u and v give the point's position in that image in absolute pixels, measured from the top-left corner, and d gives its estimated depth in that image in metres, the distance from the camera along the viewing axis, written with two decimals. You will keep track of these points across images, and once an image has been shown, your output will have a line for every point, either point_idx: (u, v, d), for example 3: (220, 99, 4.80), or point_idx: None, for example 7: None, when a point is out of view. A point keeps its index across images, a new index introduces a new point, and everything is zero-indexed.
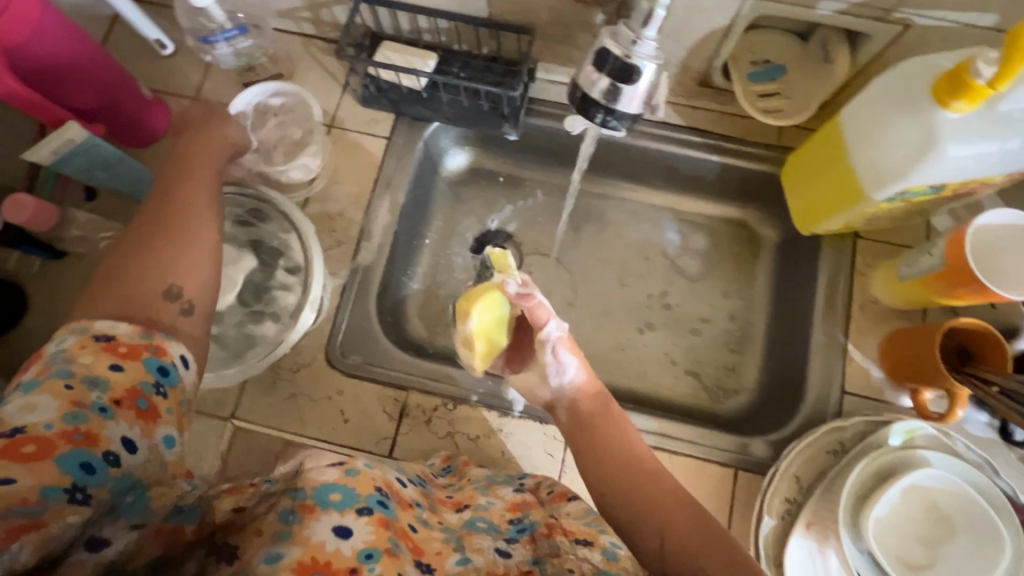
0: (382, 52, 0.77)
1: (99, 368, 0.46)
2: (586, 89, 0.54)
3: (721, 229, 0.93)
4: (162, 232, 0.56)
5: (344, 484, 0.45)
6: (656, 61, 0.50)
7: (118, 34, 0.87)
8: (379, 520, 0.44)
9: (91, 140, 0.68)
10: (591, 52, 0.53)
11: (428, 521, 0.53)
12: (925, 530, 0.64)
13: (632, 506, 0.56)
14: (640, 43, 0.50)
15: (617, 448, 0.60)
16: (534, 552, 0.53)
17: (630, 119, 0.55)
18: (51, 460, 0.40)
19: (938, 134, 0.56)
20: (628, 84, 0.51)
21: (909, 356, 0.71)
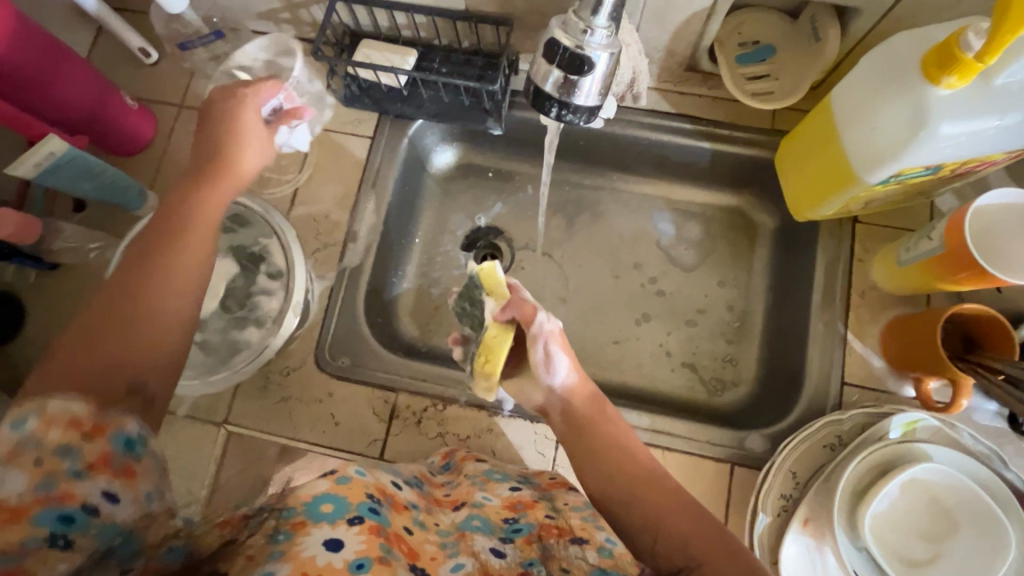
0: (361, 51, 0.76)
1: (69, 437, 0.44)
2: (539, 83, 0.51)
3: (716, 217, 0.90)
4: (164, 241, 0.54)
5: (335, 494, 0.48)
6: (610, 50, 0.48)
7: (103, 44, 0.88)
8: (370, 529, 0.46)
9: (73, 151, 0.69)
10: (542, 45, 0.50)
11: (425, 523, 0.54)
12: (926, 525, 0.62)
13: (632, 506, 0.54)
14: (591, 32, 0.48)
15: (611, 447, 0.59)
16: (528, 554, 0.52)
17: (588, 113, 0.52)
18: (26, 521, 0.41)
19: (930, 112, 0.53)
20: (581, 75, 0.49)
21: (911, 344, 0.68)
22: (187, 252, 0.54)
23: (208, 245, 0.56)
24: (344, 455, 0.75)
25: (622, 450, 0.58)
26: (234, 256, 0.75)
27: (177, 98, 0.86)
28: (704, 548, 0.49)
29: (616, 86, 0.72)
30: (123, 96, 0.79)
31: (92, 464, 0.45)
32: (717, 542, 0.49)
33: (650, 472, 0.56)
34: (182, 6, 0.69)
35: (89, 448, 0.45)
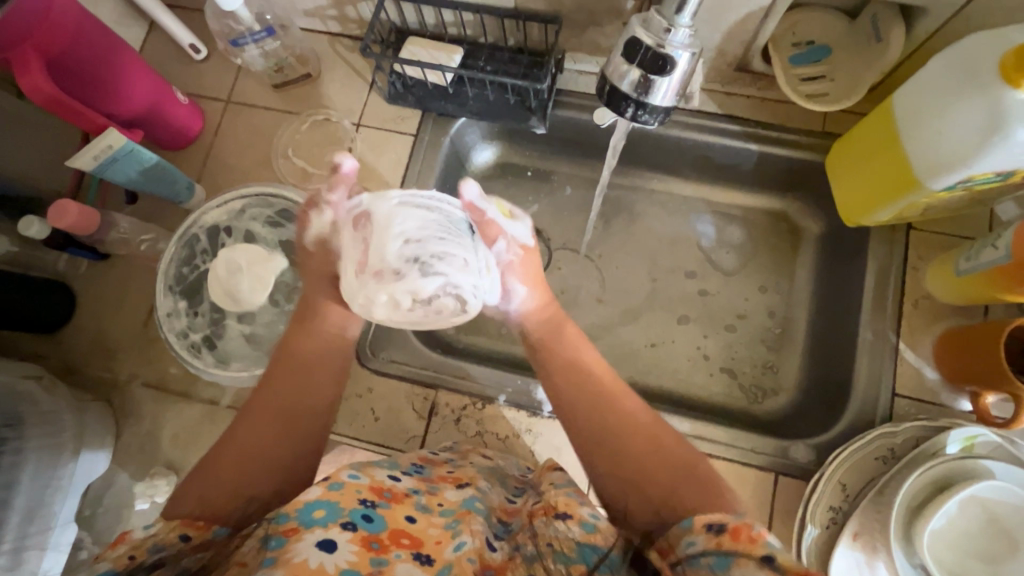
0: (408, 48, 0.77)
1: (172, 535, 0.46)
2: (614, 82, 0.51)
3: (758, 221, 0.88)
4: (286, 413, 0.60)
5: (327, 501, 0.48)
6: (691, 50, 0.48)
7: (155, 40, 0.90)
8: (361, 538, 0.46)
9: (130, 145, 0.70)
10: (620, 43, 0.50)
11: (427, 507, 0.52)
12: (988, 545, 0.60)
13: (598, 436, 0.58)
14: (674, 31, 0.47)
15: (572, 371, 0.64)
16: (517, 541, 0.52)
17: (663, 113, 0.52)
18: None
19: (1006, 116, 0.51)
20: (661, 76, 0.48)
21: (969, 357, 0.66)
22: (303, 426, 0.60)
23: (318, 422, 0.62)
24: (383, 451, 0.75)
25: (580, 375, 0.63)
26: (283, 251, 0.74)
27: (225, 93, 0.88)
28: (658, 463, 0.54)
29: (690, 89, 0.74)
30: (175, 93, 0.81)
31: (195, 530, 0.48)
32: (673, 453, 0.55)
33: (609, 390, 0.61)
34: (236, 4, 0.70)
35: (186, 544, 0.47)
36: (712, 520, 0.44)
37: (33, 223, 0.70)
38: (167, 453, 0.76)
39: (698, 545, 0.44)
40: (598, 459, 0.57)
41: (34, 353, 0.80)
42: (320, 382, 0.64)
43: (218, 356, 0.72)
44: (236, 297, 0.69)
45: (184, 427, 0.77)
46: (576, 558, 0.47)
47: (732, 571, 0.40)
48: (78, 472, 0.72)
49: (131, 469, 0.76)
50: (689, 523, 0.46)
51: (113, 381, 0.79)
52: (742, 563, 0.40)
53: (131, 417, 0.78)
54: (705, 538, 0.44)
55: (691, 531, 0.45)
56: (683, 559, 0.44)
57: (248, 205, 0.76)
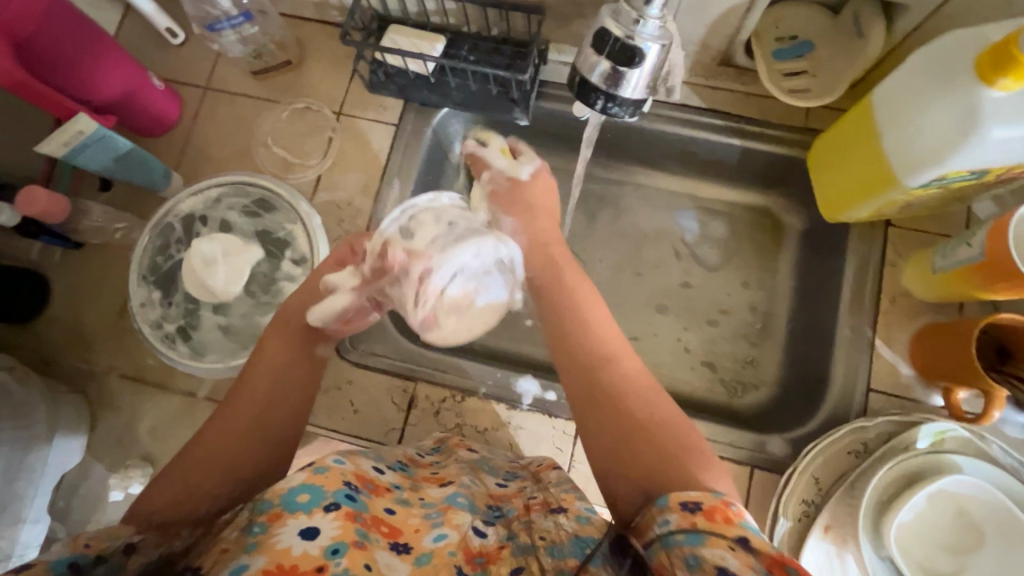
0: (389, 36, 0.75)
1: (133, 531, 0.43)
2: (585, 74, 0.51)
3: (741, 216, 0.89)
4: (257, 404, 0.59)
5: (312, 484, 0.47)
6: (660, 41, 0.47)
7: (131, 24, 0.87)
8: (345, 514, 0.46)
9: (102, 131, 0.69)
10: (590, 33, 0.49)
11: (408, 501, 0.52)
12: (956, 538, 0.60)
13: (599, 392, 0.56)
14: (643, 22, 0.46)
15: (579, 326, 0.62)
16: (510, 530, 0.51)
17: (634, 106, 0.51)
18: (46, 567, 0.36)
19: (981, 114, 0.51)
20: (630, 67, 0.48)
21: (943, 353, 0.66)
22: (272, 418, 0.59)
23: (286, 414, 0.60)
24: (362, 444, 0.75)
25: (581, 335, 0.61)
26: (260, 241, 0.73)
27: (203, 80, 0.86)
28: (653, 428, 0.52)
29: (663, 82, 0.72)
30: (151, 78, 0.79)
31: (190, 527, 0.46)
32: (664, 434, 0.51)
33: (610, 353, 0.59)
34: None
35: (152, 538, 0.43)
36: (687, 498, 0.43)
37: (3, 211, 0.68)
38: (144, 445, 0.75)
39: (671, 524, 0.42)
40: (595, 419, 0.54)
41: (7, 343, 0.79)
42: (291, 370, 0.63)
43: (193, 347, 0.71)
44: (211, 289, 0.68)
45: (162, 419, 0.76)
46: (570, 552, 0.47)
47: (705, 549, 0.39)
48: (52, 464, 0.71)
49: (107, 461, 0.75)
50: (665, 501, 0.44)
51: (89, 373, 0.78)
52: (717, 542, 0.39)
53: (108, 409, 0.77)
54: (679, 516, 0.42)
55: (665, 509, 0.44)
56: (656, 540, 0.42)
57: (225, 193, 0.74)
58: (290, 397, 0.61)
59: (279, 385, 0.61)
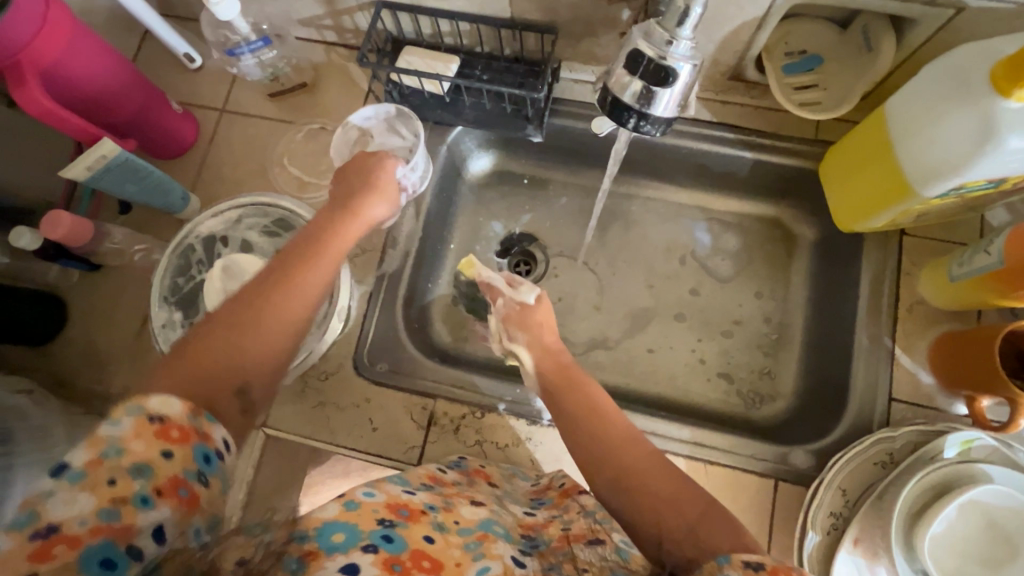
0: (404, 57, 0.77)
1: (148, 454, 0.42)
2: (616, 93, 0.51)
3: (753, 227, 0.89)
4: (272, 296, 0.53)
5: (345, 522, 0.46)
6: (693, 62, 0.48)
7: (149, 49, 0.89)
8: (383, 561, 0.44)
9: (125, 155, 0.70)
10: (622, 55, 0.50)
11: (445, 526, 0.50)
12: (990, 552, 0.59)
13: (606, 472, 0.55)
14: (675, 43, 0.48)
15: (584, 411, 0.61)
16: (547, 561, 0.50)
17: (665, 124, 0.52)
18: (75, 560, 0.38)
19: (999, 125, 0.52)
20: (663, 87, 0.49)
21: (963, 362, 0.67)
22: (298, 294, 0.55)
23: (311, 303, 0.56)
24: (380, 463, 0.74)
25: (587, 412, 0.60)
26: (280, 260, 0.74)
27: (220, 103, 0.87)
28: (665, 495, 0.51)
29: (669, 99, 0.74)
30: (170, 102, 0.81)
31: (175, 443, 0.43)
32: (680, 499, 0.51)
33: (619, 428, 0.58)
34: (231, 14, 0.71)
35: (169, 462, 0.42)
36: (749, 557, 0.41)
37: (24, 233, 0.69)
38: None
39: None
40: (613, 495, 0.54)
41: (24, 366, 0.79)
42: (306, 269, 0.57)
43: None
44: None
45: None
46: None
47: None
48: None
49: None
50: (727, 559, 0.42)
51: (106, 395, 0.78)
52: None
53: None
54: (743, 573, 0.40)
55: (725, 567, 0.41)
56: None
57: (244, 214, 0.75)
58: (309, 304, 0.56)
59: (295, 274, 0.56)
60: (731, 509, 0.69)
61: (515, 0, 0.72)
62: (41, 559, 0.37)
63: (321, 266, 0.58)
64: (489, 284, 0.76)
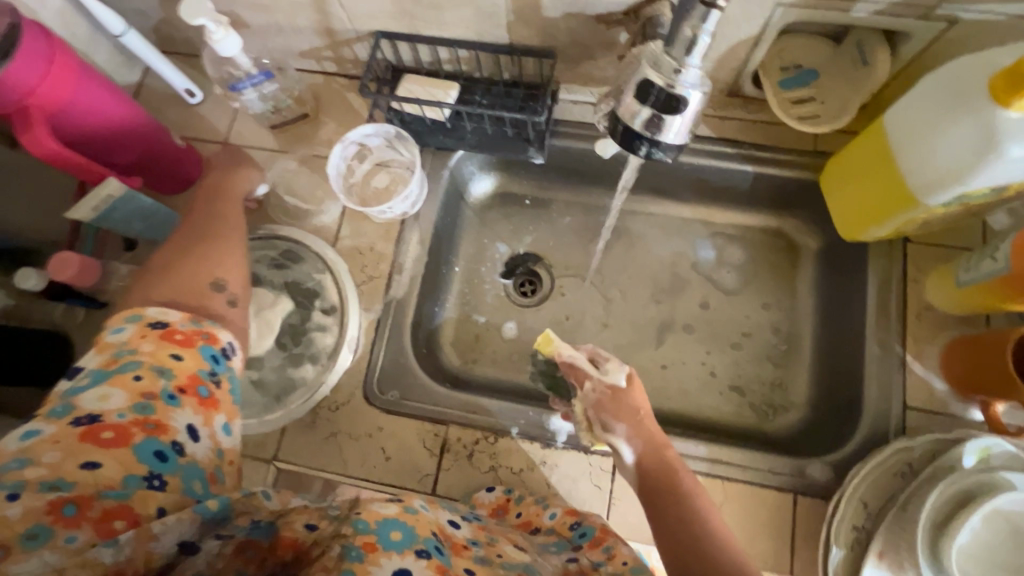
0: (404, 86, 0.78)
1: (162, 357, 0.53)
2: (626, 120, 0.52)
3: (756, 239, 0.90)
4: (194, 241, 0.69)
5: (403, 522, 0.45)
6: (702, 88, 0.49)
7: (151, 86, 0.90)
8: (437, 566, 0.43)
9: (131, 193, 0.70)
10: (632, 82, 0.51)
11: (487, 559, 0.49)
12: (1015, 558, 0.57)
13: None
14: (684, 71, 0.48)
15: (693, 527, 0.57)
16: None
17: (676, 150, 0.54)
18: (129, 447, 0.47)
19: (999, 135, 0.52)
20: (674, 114, 0.50)
21: (977, 367, 0.66)
22: (233, 238, 0.71)
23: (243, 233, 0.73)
24: (394, 492, 0.73)
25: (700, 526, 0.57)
26: (289, 293, 0.77)
27: (222, 136, 0.88)
28: None
29: None
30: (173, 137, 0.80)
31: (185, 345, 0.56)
32: None
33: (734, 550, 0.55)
34: (234, 50, 0.72)
35: (182, 362, 0.54)
36: None
37: (31, 275, 0.71)
38: None
39: None
40: None
41: None
42: (222, 208, 0.74)
43: None
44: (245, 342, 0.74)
45: None
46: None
47: None
48: None
49: None
50: None
51: None
52: None
53: None
54: None
55: None
56: None
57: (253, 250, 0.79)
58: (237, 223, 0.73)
59: (225, 210, 0.74)
60: (751, 524, 0.69)
61: (513, 27, 0.73)
62: (88, 438, 0.46)
63: (230, 189, 0.77)
64: (573, 364, 0.69)
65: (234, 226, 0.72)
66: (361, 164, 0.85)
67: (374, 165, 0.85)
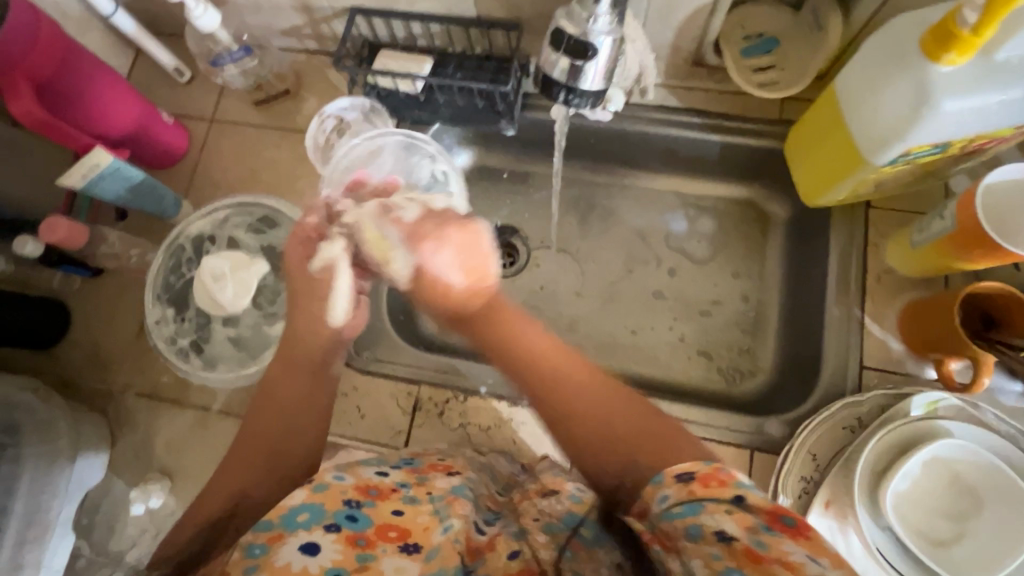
0: (380, 60, 0.80)
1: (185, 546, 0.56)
2: (547, 71, 0.58)
3: (728, 210, 0.91)
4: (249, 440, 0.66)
5: (312, 503, 0.51)
6: (612, 35, 0.54)
7: (141, 66, 0.94)
8: (345, 537, 0.50)
9: (117, 164, 0.74)
10: (549, 34, 0.56)
11: (415, 497, 0.55)
12: (950, 504, 0.62)
13: (564, 414, 0.59)
14: (595, 20, 0.53)
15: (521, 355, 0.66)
16: (492, 507, 0.59)
17: (593, 96, 0.60)
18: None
19: (933, 90, 0.54)
20: (586, 60, 0.55)
21: (930, 327, 0.68)
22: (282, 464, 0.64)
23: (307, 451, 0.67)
24: (368, 447, 0.77)
25: (518, 335, 0.67)
26: (265, 256, 0.78)
27: (208, 113, 0.92)
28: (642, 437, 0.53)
29: (623, 79, 0.78)
30: (161, 113, 0.85)
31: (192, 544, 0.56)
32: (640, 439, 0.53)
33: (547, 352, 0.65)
34: (213, 26, 0.75)
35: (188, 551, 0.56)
36: (681, 470, 0.47)
37: (27, 241, 0.73)
38: (161, 458, 0.78)
39: (670, 498, 0.46)
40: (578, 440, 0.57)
41: (31, 369, 0.83)
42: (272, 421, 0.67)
43: (205, 360, 0.76)
44: (221, 302, 0.73)
45: (177, 433, 0.79)
46: (563, 525, 0.54)
47: (704, 517, 0.43)
48: (74, 479, 0.74)
49: (127, 477, 0.78)
50: (660, 478, 0.48)
51: (108, 393, 0.82)
52: (715, 510, 0.43)
53: (127, 424, 0.80)
54: (676, 489, 0.46)
55: (661, 485, 0.48)
56: (658, 514, 0.46)
57: (231, 214, 0.80)
58: (292, 454, 0.65)
59: (280, 417, 0.67)
60: None
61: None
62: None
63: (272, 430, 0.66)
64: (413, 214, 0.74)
65: (292, 431, 0.67)
66: (340, 138, 0.88)
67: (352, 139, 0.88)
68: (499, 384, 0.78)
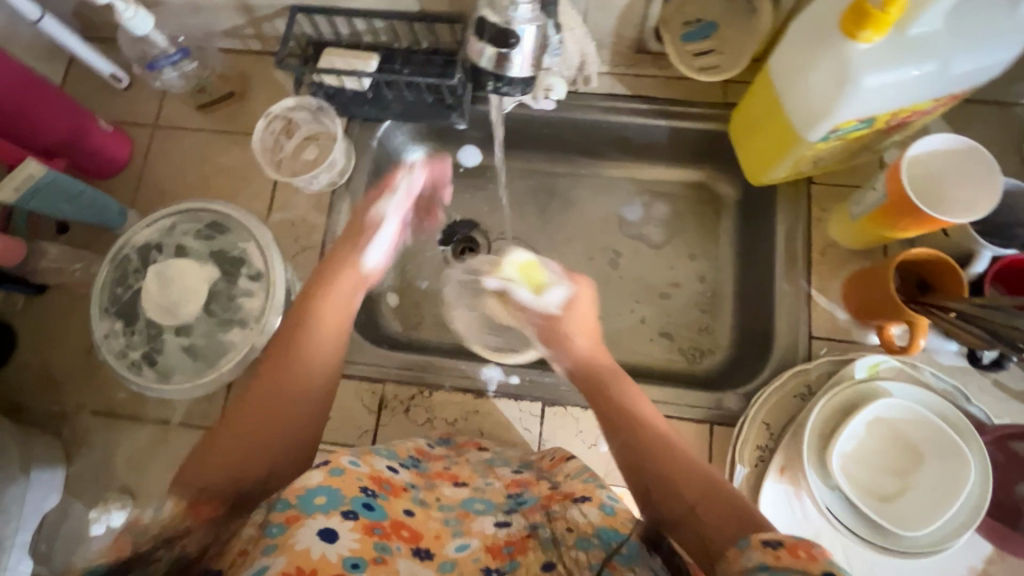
0: (325, 58, 0.79)
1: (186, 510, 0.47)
2: (476, 59, 0.59)
3: (681, 193, 0.94)
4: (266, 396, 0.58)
5: (328, 487, 0.50)
6: (534, 23, 0.55)
7: (76, 74, 0.91)
8: (364, 525, 0.48)
9: (52, 174, 0.71)
10: (472, 24, 0.57)
11: (425, 501, 0.55)
12: (892, 461, 0.66)
13: (647, 459, 0.55)
14: (516, 9, 0.54)
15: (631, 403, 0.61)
16: (532, 519, 0.53)
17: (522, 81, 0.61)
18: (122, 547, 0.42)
19: (855, 66, 0.56)
20: (510, 49, 0.56)
21: (870, 295, 0.71)
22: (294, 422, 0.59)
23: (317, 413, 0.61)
24: (336, 450, 0.77)
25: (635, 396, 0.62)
26: (216, 261, 0.76)
27: (151, 119, 0.89)
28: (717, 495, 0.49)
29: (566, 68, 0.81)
30: (98, 121, 0.82)
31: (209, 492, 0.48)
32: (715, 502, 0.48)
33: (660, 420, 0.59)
34: (147, 29, 0.73)
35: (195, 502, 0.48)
36: (769, 536, 0.41)
37: None
38: (122, 478, 0.76)
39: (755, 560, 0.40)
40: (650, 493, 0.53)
41: None
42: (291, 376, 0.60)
43: (159, 371, 0.74)
44: (170, 308, 0.74)
45: (137, 450, 0.77)
46: (599, 541, 0.48)
47: None
48: (29, 504, 0.72)
49: (86, 498, 0.76)
50: (746, 542, 0.42)
51: (60, 414, 0.79)
52: None
53: (83, 446, 0.78)
54: (763, 553, 0.40)
55: (746, 548, 0.42)
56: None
57: (179, 221, 0.78)
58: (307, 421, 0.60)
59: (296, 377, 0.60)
60: None
61: None
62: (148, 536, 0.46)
63: (294, 389, 0.60)
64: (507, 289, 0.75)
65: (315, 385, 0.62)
66: (289, 139, 0.86)
67: (303, 139, 0.87)
68: (464, 377, 0.78)
